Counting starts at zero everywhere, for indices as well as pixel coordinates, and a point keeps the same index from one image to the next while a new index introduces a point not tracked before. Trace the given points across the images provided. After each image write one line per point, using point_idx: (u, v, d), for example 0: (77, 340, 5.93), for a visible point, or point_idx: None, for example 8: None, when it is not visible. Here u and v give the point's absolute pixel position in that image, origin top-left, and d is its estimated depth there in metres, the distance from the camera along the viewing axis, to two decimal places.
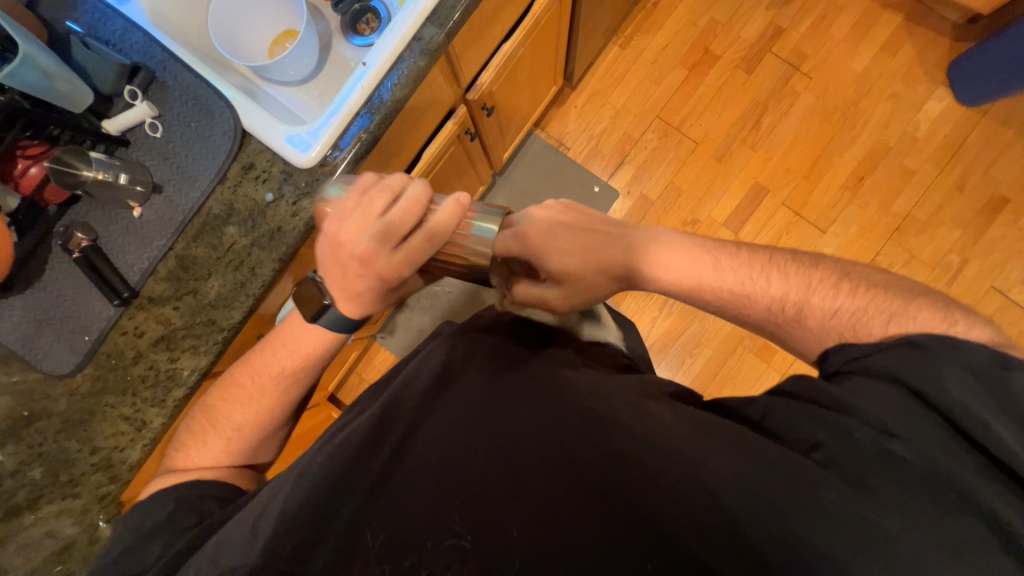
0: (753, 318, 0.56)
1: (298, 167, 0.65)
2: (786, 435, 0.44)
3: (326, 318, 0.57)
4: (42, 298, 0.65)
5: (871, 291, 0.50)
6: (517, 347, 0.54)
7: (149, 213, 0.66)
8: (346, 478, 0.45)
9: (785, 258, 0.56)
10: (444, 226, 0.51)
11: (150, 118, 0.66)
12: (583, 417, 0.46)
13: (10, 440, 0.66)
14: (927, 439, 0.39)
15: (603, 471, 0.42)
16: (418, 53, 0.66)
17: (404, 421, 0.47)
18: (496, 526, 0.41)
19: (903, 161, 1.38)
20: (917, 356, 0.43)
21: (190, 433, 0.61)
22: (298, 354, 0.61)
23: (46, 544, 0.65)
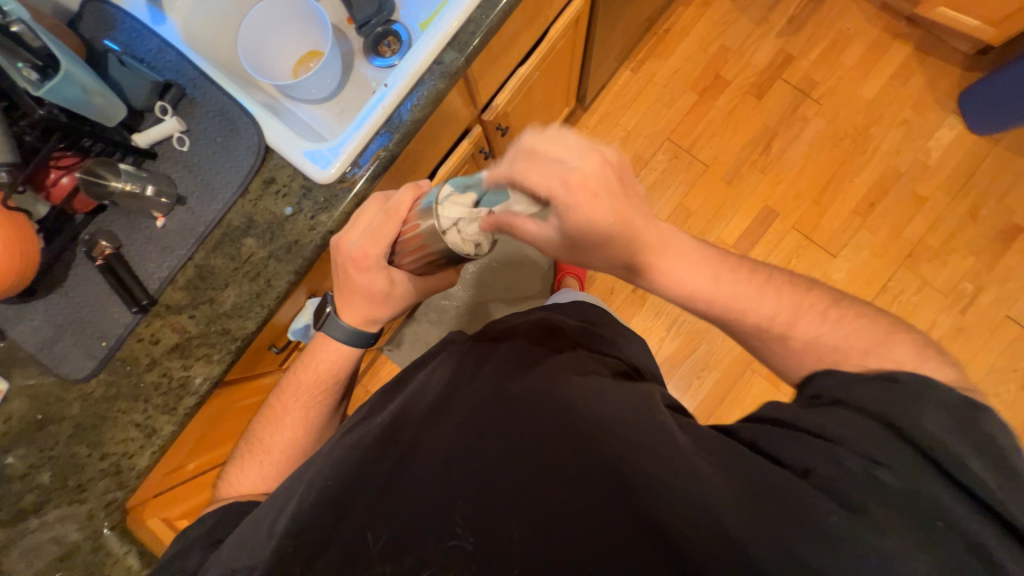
0: (740, 330, 0.53)
1: (317, 182, 0.67)
2: (788, 459, 0.42)
3: (339, 332, 0.62)
4: (64, 303, 0.67)
5: (856, 322, 0.49)
6: (535, 348, 0.54)
7: (172, 223, 0.67)
8: (357, 483, 0.45)
9: (783, 278, 0.53)
10: (398, 208, 0.55)
11: (178, 133, 0.68)
12: (594, 429, 0.44)
13: (23, 443, 0.67)
14: (904, 465, 0.39)
15: (614, 485, 0.41)
16: (438, 76, 0.68)
17: (412, 429, 0.48)
18: (497, 526, 0.41)
19: (915, 188, 1.38)
20: (893, 390, 0.43)
21: (232, 463, 0.64)
22: (319, 370, 0.63)
23: (50, 549, 0.66)
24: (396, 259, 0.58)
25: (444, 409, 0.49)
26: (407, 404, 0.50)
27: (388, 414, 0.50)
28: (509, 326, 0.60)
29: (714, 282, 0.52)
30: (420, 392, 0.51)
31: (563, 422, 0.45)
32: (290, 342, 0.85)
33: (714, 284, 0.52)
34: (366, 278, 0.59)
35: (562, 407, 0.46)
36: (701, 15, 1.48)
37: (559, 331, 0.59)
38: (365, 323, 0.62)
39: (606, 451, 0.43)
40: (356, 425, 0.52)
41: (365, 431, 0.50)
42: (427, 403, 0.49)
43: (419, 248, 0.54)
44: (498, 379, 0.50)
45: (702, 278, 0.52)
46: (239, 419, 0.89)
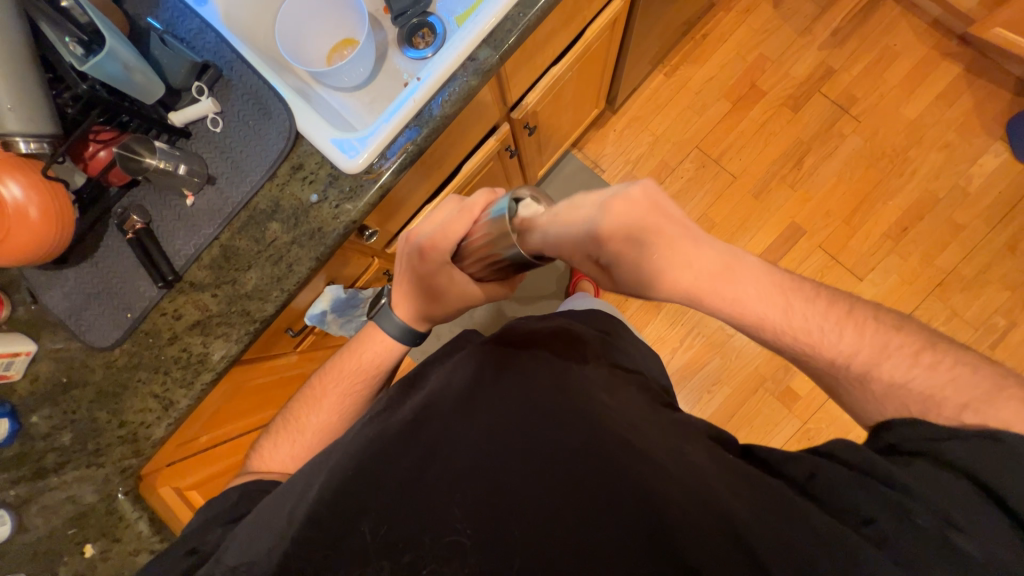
0: (809, 366, 0.49)
1: (344, 171, 0.67)
2: (850, 505, 0.41)
3: (391, 326, 0.63)
4: (93, 272, 0.69)
5: (956, 369, 0.45)
6: (561, 355, 0.55)
7: (200, 202, 0.69)
8: (371, 480, 0.45)
9: (868, 310, 0.48)
10: (471, 209, 0.53)
11: (213, 114, 0.69)
12: (623, 449, 0.44)
13: (48, 404, 0.70)
14: (987, 532, 0.37)
15: (629, 508, 0.41)
16: (471, 72, 0.68)
17: (433, 432, 0.47)
18: (504, 525, 0.42)
19: (952, 215, 1.32)
20: (993, 448, 0.40)
21: (268, 436, 0.66)
22: (366, 361, 0.65)
23: (66, 508, 0.69)
24: (460, 259, 0.56)
25: (468, 408, 0.48)
26: (430, 400, 0.51)
27: (410, 410, 0.51)
28: (529, 330, 0.60)
29: (782, 311, 0.46)
30: (444, 387, 0.52)
31: (589, 430, 0.45)
32: (305, 327, 0.86)
33: (783, 315, 0.46)
34: (428, 270, 0.58)
35: (595, 420, 0.46)
36: (742, 21, 1.44)
37: (581, 343, 0.60)
38: (416, 319, 0.62)
39: (628, 469, 0.43)
40: (375, 420, 0.53)
41: (385, 424, 0.50)
42: (449, 403, 0.49)
43: (484, 253, 0.52)
44: (517, 383, 0.50)
45: (767, 306, 0.46)
46: (255, 396, 0.91)
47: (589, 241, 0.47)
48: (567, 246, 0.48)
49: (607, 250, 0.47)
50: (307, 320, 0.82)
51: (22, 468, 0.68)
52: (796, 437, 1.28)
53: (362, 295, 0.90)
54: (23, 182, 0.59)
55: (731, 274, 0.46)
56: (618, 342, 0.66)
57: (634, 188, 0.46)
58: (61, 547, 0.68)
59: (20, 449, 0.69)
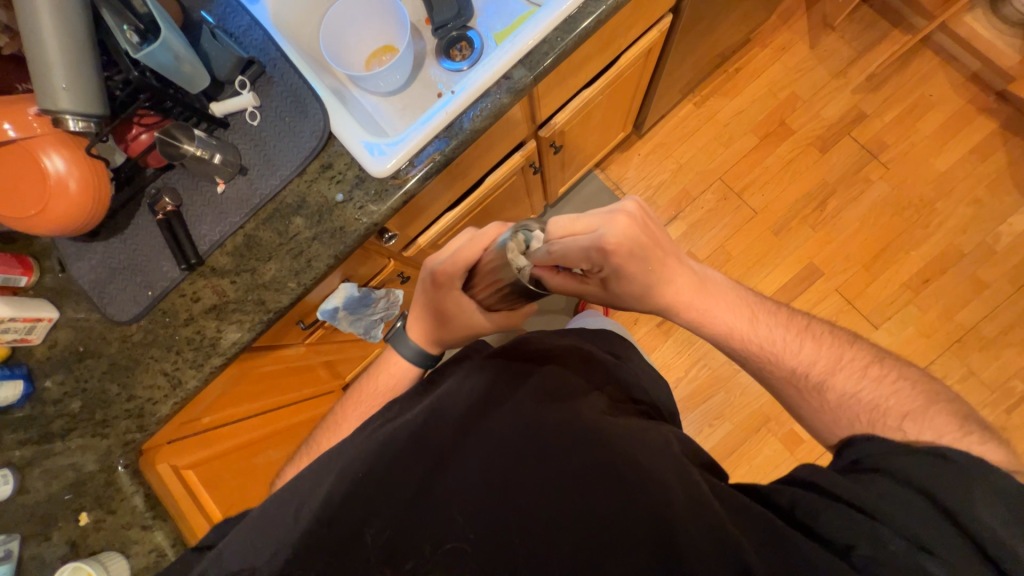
0: (772, 377, 0.53)
1: (372, 174, 0.69)
2: (826, 533, 0.41)
3: (406, 350, 0.65)
4: (121, 248, 0.71)
5: (897, 383, 0.49)
6: (579, 379, 0.57)
7: (230, 190, 0.71)
8: (382, 482, 0.46)
9: (823, 328, 0.55)
10: (482, 239, 0.55)
11: (252, 107, 0.72)
12: (635, 475, 0.45)
13: (62, 369, 0.72)
14: (955, 557, 0.37)
15: (648, 537, 0.42)
16: (504, 90, 0.69)
17: (437, 449, 0.47)
18: (505, 535, 0.43)
19: (977, 272, 1.30)
20: (942, 468, 0.41)
21: (292, 458, 0.68)
22: (383, 384, 0.66)
23: (66, 474, 0.71)
24: (472, 285, 0.59)
25: (479, 421, 0.49)
26: (441, 405, 0.50)
27: (416, 414, 0.50)
28: (540, 347, 0.61)
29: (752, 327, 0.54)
30: (458, 389, 0.52)
31: (598, 450, 0.46)
32: (316, 320, 0.88)
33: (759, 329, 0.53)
34: (440, 295, 0.60)
35: (602, 441, 0.47)
36: (776, 59, 1.45)
37: (592, 363, 0.61)
38: (433, 343, 0.64)
39: (640, 495, 0.44)
40: (382, 424, 0.52)
41: (395, 427, 0.49)
42: (460, 411, 0.49)
43: (492, 279, 0.55)
44: (531, 402, 0.51)
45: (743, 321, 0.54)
46: (262, 382, 0.92)
47: (594, 248, 0.50)
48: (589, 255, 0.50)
49: (610, 260, 0.51)
50: (318, 314, 0.84)
51: (31, 430, 0.71)
52: None
53: (374, 294, 0.91)
54: (68, 157, 0.62)
55: (711, 286, 0.55)
56: (627, 366, 0.66)
57: (628, 203, 0.53)
58: (57, 513, 0.70)
59: (32, 410, 0.71)
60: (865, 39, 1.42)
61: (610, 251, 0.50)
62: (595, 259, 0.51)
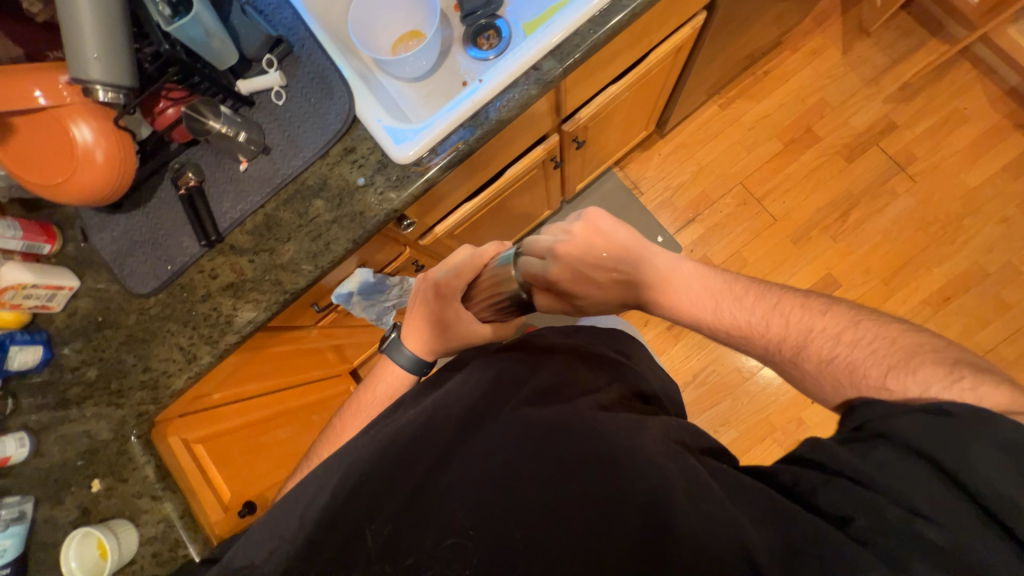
0: (754, 354, 0.52)
1: (394, 161, 0.68)
2: (829, 507, 0.39)
3: (402, 358, 0.65)
4: (142, 222, 0.72)
5: (877, 342, 0.44)
6: (588, 374, 0.57)
7: (253, 169, 0.71)
8: (384, 478, 0.46)
9: (797, 298, 0.51)
10: (484, 256, 0.63)
11: (278, 87, 0.71)
12: (638, 470, 0.44)
13: (81, 338, 0.73)
14: (957, 521, 0.34)
15: (646, 535, 0.41)
16: (533, 81, 0.68)
17: (443, 445, 0.47)
18: (505, 537, 0.42)
19: (1001, 292, 1.27)
20: (940, 424, 0.36)
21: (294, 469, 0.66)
22: (383, 387, 0.66)
23: (80, 441, 0.72)
24: (468, 298, 0.63)
25: (477, 417, 0.49)
26: (440, 402, 0.51)
27: (417, 413, 0.50)
28: (549, 346, 0.62)
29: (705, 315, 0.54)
30: (459, 390, 0.52)
31: (593, 444, 0.46)
32: (330, 304, 0.88)
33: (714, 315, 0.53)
34: (440, 304, 0.63)
35: (600, 436, 0.47)
36: (807, 63, 1.41)
37: (598, 364, 0.61)
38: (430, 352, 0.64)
39: (647, 494, 0.43)
40: (384, 424, 0.53)
41: (396, 428, 0.49)
42: (460, 410, 0.50)
43: (490, 291, 0.59)
44: (528, 402, 0.50)
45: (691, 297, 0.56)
46: (272, 362, 0.92)
47: (550, 273, 0.57)
48: (545, 274, 0.57)
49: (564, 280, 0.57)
50: (332, 298, 0.83)
51: (48, 395, 0.73)
52: None
53: (389, 282, 0.91)
54: (95, 127, 0.62)
55: (671, 285, 0.56)
56: (637, 367, 0.66)
57: (577, 225, 0.59)
58: (70, 478, 0.71)
59: (50, 375, 0.73)
60: (900, 47, 1.38)
61: (560, 272, 0.57)
62: (551, 279, 0.57)
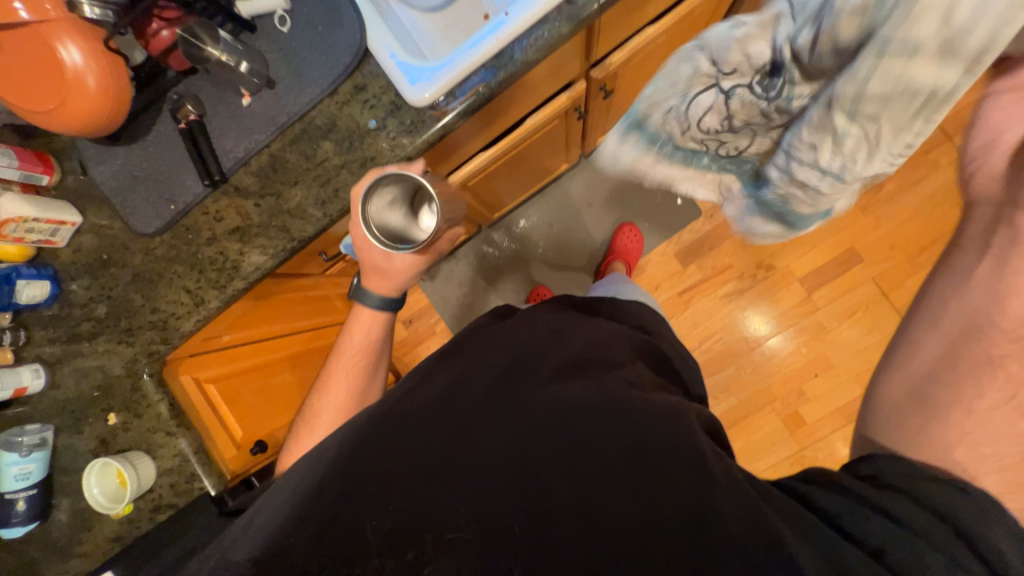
0: (901, 326, 0.37)
1: (409, 103, 0.63)
2: (865, 538, 0.35)
3: (370, 301, 0.73)
4: (141, 156, 0.68)
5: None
6: (618, 350, 0.59)
7: (257, 105, 0.65)
8: (411, 447, 0.49)
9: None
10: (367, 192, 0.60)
11: (282, 11, 0.65)
12: (663, 453, 0.45)
13: (88, 275, 0.72)
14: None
15: (685, 529, 0.41)
16: (565, 18, 0.61)
17: (465, 415, 0.51)
18: (536, 506, 0.44)
19: None
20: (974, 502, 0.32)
21: (299, 423, 0.73)
22: (358, 335, 0.74)
23: (94, 376, 0.73)
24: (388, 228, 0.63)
25: (501, 393, 0.52)
26: (468, 371, 0.56)
27: (449, 378, 0.56)
28: (570, 320, 0.64)
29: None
30: (481, 365, 0.57)
31: (617, 417, 0.48)
32: (338, 253, 0.86)
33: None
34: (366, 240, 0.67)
35: (628, 421, 0.48)
36: None
37: (628, 340, 0.62)
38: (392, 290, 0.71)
39: (667, 479, 0.43)
40: (416, 388, 0.57)
41: (416, 398, 0.54)
42: (483, 383, 0.54)
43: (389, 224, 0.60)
44: (551, 379, 0.53)
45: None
46: (279, 307, 0.93)
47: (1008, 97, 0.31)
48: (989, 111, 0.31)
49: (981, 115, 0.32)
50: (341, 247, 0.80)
51: (60, 330, 0.73)
52: (791, 460, 1.28)
53: None
54: (84, 47, 0.57)
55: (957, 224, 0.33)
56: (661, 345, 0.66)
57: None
58: (86, 410, 0.73)
59: (60, 310, 0.73)
60: None
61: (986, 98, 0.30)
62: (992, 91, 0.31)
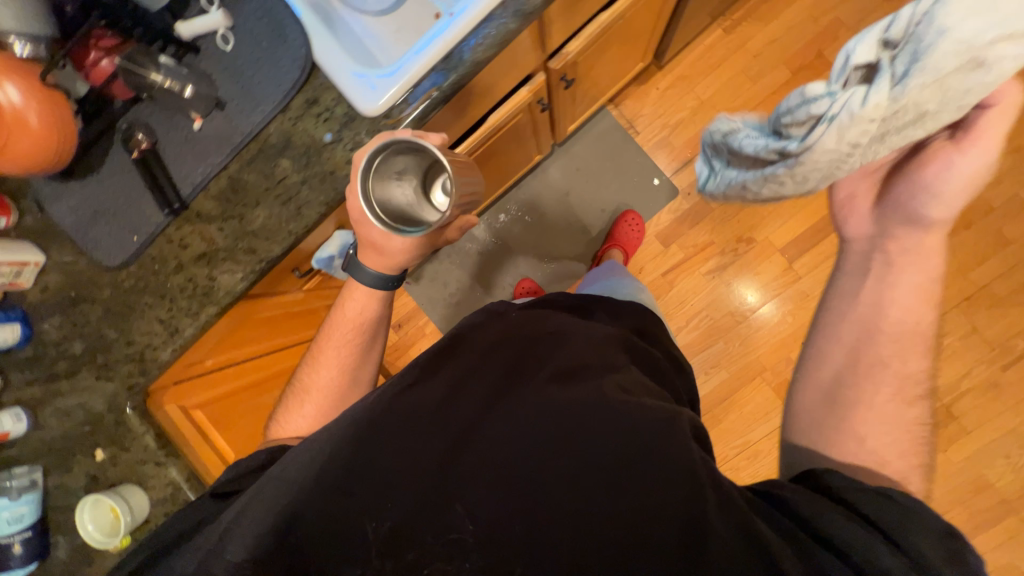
0: (833, 338, 0.54)
1: (362, 114, 0.62)
2: (837, 539, 0.41)
3: (366, 278, 0.71)
4: (98, 189, 0.67)
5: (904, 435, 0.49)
6: (615, 351, 0.59)
7: (208, 127, 0.64)
8: (412, 456, 0.50)
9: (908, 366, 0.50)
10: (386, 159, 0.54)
11: (223, 29, 0.63)
12: (656, 454, 0.48)
13: (59, 314, 0.72)
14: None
15: (677, 526, 0.45)
16: (511, 13, 0.60)
17: (464, 422, 0.52)
18: (535, 510, 0.47)
19: (1002, 227, 1.25)
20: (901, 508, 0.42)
21: (288, 398, 0.74)
22: (351, 310, 0.73)
23: (76, 414, 0.73)
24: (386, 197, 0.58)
25: (500, 400, 0.53)
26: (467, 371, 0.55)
27: (446, 379, 0.55)
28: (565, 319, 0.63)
29: (908, 224, 0.51)
30: (483, 364, 0.56)
31: (620, 425, 0.49)
32: (312, 268, 0.86)
33: (873, 231, 0.54)
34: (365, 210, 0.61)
35: (624, 425, 0.49)
36: None
37: (626, 343, 0.62)
38: (389, 269, 0.69)
39: (654, 474, 0.47)
40: (412, 385, 0.54)
41: (419, 396, 0.53)
42: (484, 388, 0.54)
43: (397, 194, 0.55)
44: (551, 382, 0.54)
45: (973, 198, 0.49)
46: (261, 328, 0.92)
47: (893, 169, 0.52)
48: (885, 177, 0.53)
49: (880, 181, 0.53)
50: (313, 263, 0.80)
51: (37, 371, 0.73)
52: None
53: None
54: (22, 86, 0.55)
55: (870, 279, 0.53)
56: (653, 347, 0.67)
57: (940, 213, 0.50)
58: (74, 447, 0.73)
59: (35, 351, 0.72)
60: None
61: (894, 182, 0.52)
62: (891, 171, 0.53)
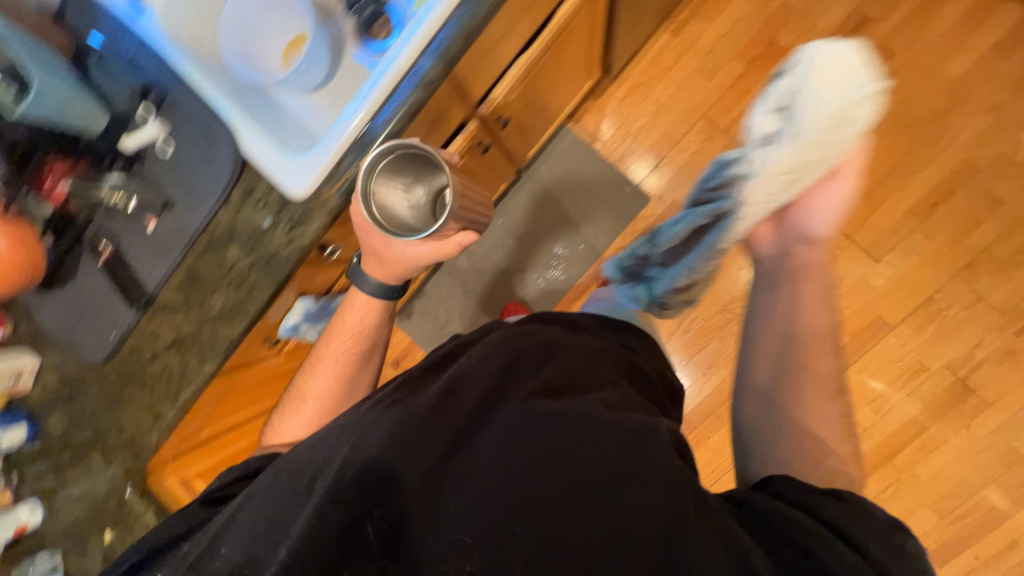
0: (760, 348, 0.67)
1: (294, 197, 0.65)
2: (801, 539, 0.45)
3: (367, 285, 0.74)
4: (74, 296, 0.73)
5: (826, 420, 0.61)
6: (601, 366, 0.59)
7: (161, 227, 0.70)
8: (402, 466, 0.50)
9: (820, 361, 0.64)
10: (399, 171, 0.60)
11: (161, 137, 0.69)
12: (645, 462, 0.48)
13: (57, 409, 0.78)
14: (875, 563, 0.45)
15: (658, 536, 0.44)
16: (415, 84, 0.63)
17: (454, 428, 0.51)
18: (530, 515, 0.46)
19: (993, 188, 1.20)
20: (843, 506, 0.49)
21: (288, 403, 0.78)
22: (351, 320, 0.76)
23: (84, 500, 0.79)
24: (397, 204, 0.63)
25: (490, 408, 0.53)
26: (459, 377, 0.55)
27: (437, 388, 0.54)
28: (547, 326, 0.63)
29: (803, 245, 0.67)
30: (473, 369, 0.55)
31: (610, 431, 0.49)
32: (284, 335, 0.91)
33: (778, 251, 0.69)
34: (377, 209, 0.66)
35: (614, 431, 0.49)
36: None
37: (615, 360, 0.62)
38: (388, 277, 0.72)
39: (642, 482, 0.47)
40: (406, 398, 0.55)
41: (410, 406, 0.53)
42: (474, 394, 0.53)
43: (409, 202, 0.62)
44: (539, 392, 0.53)
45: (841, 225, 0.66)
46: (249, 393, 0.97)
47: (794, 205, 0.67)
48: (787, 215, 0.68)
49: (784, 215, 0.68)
50: (281, 332, 0.86)
51: (47, 463, 0.79)
52: None
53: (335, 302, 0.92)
54: None
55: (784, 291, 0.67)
56: (641, 362, 0.66)
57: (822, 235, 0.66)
58: (87, 531, 0.79)
59: (43, 446, 0.79)
60: None
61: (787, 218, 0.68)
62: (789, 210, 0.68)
